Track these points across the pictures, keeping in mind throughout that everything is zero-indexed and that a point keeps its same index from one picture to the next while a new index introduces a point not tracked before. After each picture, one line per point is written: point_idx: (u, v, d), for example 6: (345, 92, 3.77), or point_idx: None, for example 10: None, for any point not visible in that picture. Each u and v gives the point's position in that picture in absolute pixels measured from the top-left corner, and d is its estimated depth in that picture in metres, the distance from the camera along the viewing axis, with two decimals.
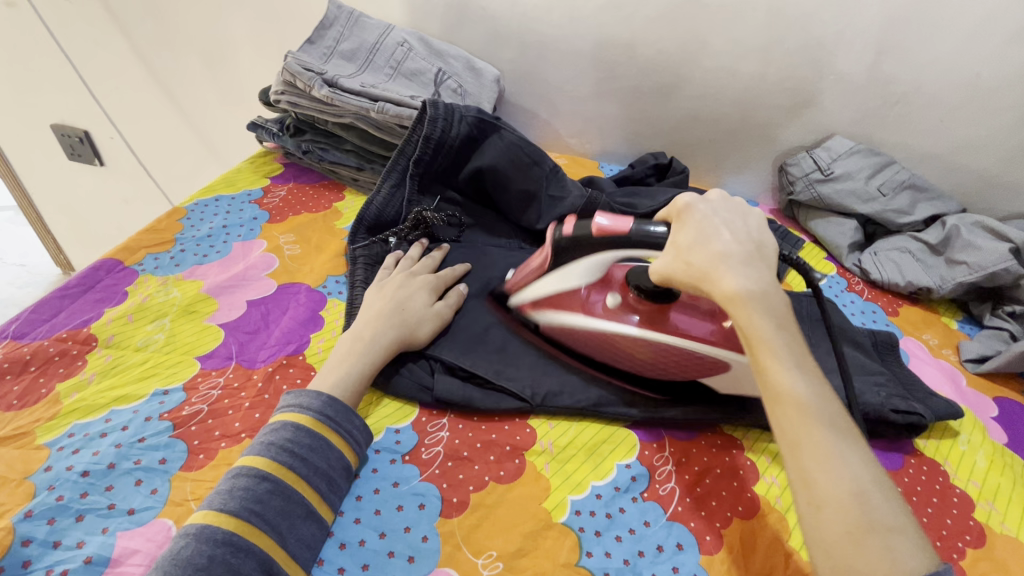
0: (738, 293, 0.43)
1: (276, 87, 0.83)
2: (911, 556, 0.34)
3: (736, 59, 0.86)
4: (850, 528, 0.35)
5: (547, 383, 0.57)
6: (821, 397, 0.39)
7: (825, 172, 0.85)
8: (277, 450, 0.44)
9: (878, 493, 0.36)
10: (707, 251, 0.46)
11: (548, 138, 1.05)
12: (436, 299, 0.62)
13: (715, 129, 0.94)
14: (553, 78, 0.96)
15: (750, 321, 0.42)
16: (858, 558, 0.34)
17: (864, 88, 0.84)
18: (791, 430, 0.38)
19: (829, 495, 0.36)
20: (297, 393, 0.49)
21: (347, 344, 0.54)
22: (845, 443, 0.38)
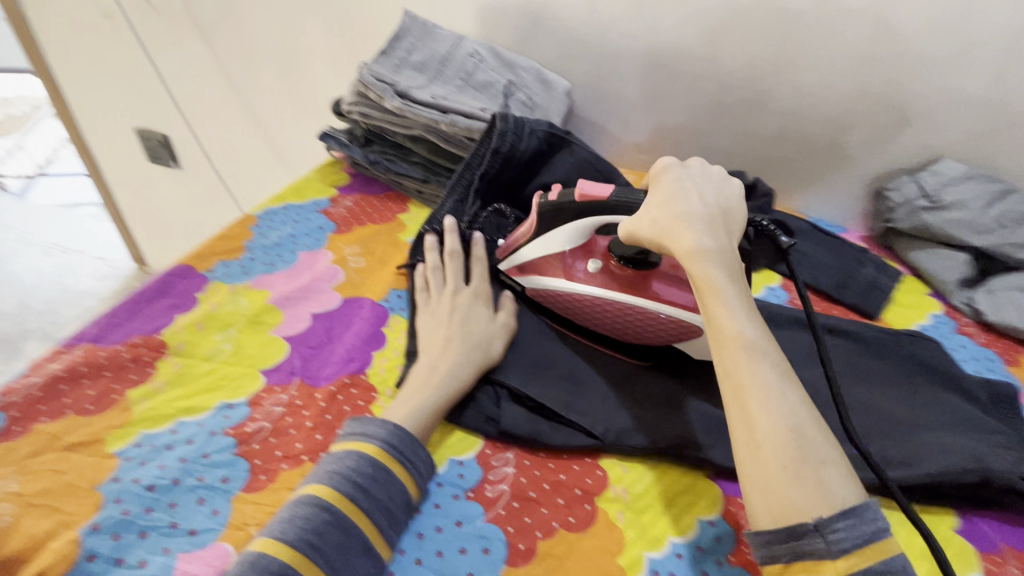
0: (699, 248, 0.47)
1: (348, 98, 0.84)
2: (837, 486, 0.37)
3: (833, 74, 0.79)
4: (786, 461, 0.37)
5: (619, 420, 0.52)
6: (762, 340, 0.43)
7: (933, 199, 0.77)
8: (338, 480, 0.42)
9: (827, 432, 0.40)
10: (678, 211, 0.51)
11: (616, 153, 1.00)
12: (495, 311, 0.60)
13: (802, 148, 0.87)
14: (626, 91, 0.92)
15: (706, 275, 0.46)
16: (792, 491, 0.37)
17: (982, 107, 0.75)
18: (736, 371, 0.42)
19: (769, 431, 0.39)
20: (361, 421, 0.47)
21: (423, 375, 0.51)
22: (783, 384, 0.41)
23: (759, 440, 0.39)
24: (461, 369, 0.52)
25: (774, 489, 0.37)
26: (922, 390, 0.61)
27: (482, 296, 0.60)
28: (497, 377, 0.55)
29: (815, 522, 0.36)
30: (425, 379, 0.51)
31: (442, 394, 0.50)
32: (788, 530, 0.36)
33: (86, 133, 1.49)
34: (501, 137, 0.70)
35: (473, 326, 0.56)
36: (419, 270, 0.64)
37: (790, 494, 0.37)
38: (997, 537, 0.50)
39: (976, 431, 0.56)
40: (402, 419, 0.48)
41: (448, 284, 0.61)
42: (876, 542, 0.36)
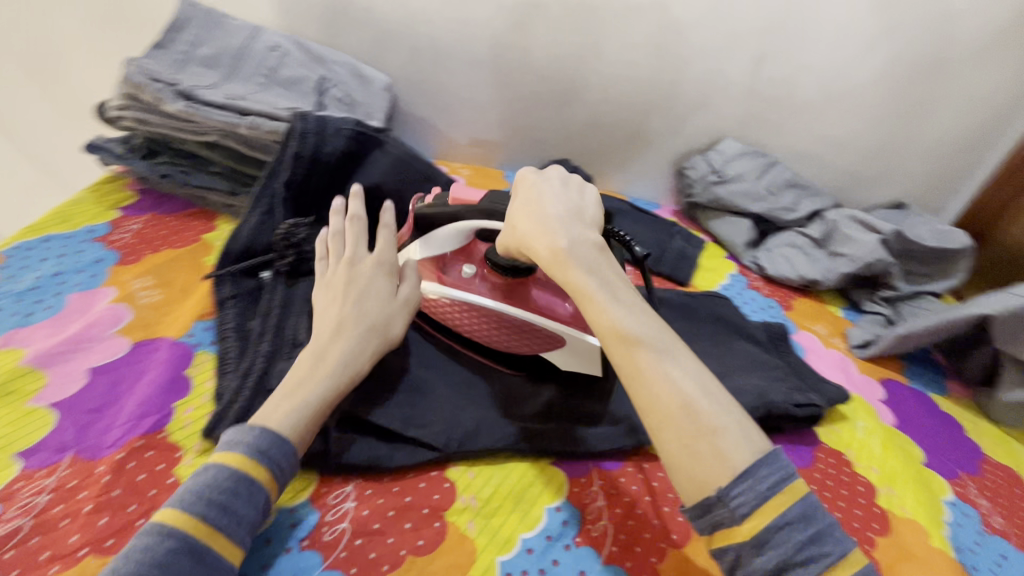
0: (549, 250, 0.47)
1: (117, 101, 0.71)
2: (733, 449, 0.37)
3: (631, 65, 0.86)
4: (683, 439, 0.38)
5: (460, 425, 0.51)
6: (639, 324, 0.43)
7: (720, 174, 0.89)
8: (196, 500, 0.37)
9: (721, 397, 0.40)
10: (532, 219, 0.50)
11: (448, 147, 0.99)
12: (396, 285, 0.57)
13: (615, 135, 0.94)
14: (450, 85, 0.91)
15: (569, 275, 0.47)
16: (698, 466, 0.37)
17: (747, 93, 0.88)
18: (626, 365, 0.42)
19: (664, 413, 0.39)
20: (237, 427, 0.42)
21: (308, 363, 0.47)
22: (670, 364, 0.41)
23: (659, 432, 0.39)
24: (353, 358, 0.49)
25: (681, 470, 0.38)
26: (724, 344, 0.70)
27: (387, 266, 0.57)
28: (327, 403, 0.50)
29: (718, 492, 0.36)
30: (315, 373, 0.46)
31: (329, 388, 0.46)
32: (701, 508, 0.37)
33: None
34: (302, 138, 0.64)
35: (363, 301, 0.53)
36: (320, 235, 0.59)
37: (696, 471, 0.37)
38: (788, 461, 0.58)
39: (760, 371, 0.66)
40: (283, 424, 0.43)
41: (349, 253, 0.56)
42: (781, 490, 0.36)
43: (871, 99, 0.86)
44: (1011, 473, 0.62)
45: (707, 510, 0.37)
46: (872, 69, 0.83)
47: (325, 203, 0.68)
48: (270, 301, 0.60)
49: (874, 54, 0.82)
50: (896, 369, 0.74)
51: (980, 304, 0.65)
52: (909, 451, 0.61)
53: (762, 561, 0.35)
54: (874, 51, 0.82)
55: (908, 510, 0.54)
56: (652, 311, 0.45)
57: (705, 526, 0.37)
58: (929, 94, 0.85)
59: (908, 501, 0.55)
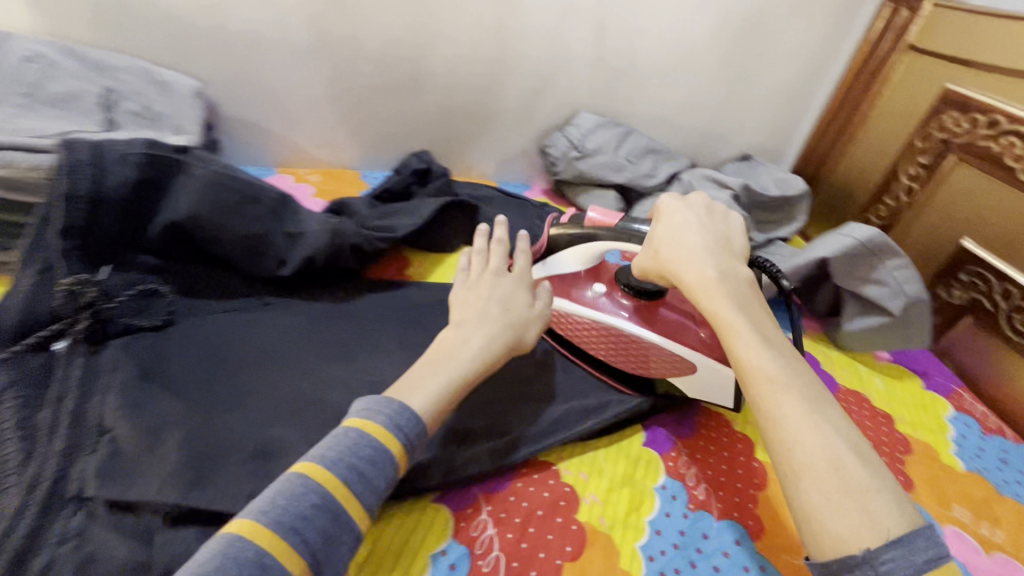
0: (704, 278, 0.48)
1: None
2: (890, 516, 0.33)
3: (473, 44, 0.81)
4: (828, 492, 0.34)
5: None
6: (787, 370, 0.41)
7: (580, 149, 0.88)
8: (337, 462, 0.38)
9: (877, 460, 0.36)
10: (689, 245, 0.52)
11: (291, 151, 0.89)
12: (533, 298, 0.59)
13: (471, 119, 0.90)
14: (276, 82, 0.80)
15: (716, 307, 0.46)
16: (839, 520, 0.33)
17: (595, 64, 0.86)
18: (765, 409, 0.40)
19: (805, 463, 0.36)
20: (371, 400, 0.43)
21: (450, 346, 0.50)
22: (818, 415, 0.38)
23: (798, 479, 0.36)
24: (495, 344, 0.51)
25: (816, 523, 0.34)
26: None
27: (521, 277, 0.60)
28: (144, 500, 0.42)
29: (863, 553, 0.32)
30: (457, 354, 0.49)
31: (467, 369, 0.48)
32: (839, 564, 0.32)
33: None
34: (71, 175, 0.52)
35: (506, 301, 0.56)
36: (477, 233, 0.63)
37: (838, 525, 0.33)
38: (673, 436, 0.57)
39: None
40: (417, 407, 0.44)
41: (494, 263, 0.60)
42: (937, 568, 0.31)
43: (709, 60, 0.89)
44: (862, 397, 0.67)
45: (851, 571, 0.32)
46: (705, 30, 0.85)
47: (125, 245, 0.57)
48: (65, 379, 0.49)
49: (704, 15, 0.84)
50: None
51: (820, 248, 0.70)
52: None
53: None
54: (704, 12, 0.83)
55: None
56: (800, 360, 0.42)
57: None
58: (756, 50, 0.89)
59: None
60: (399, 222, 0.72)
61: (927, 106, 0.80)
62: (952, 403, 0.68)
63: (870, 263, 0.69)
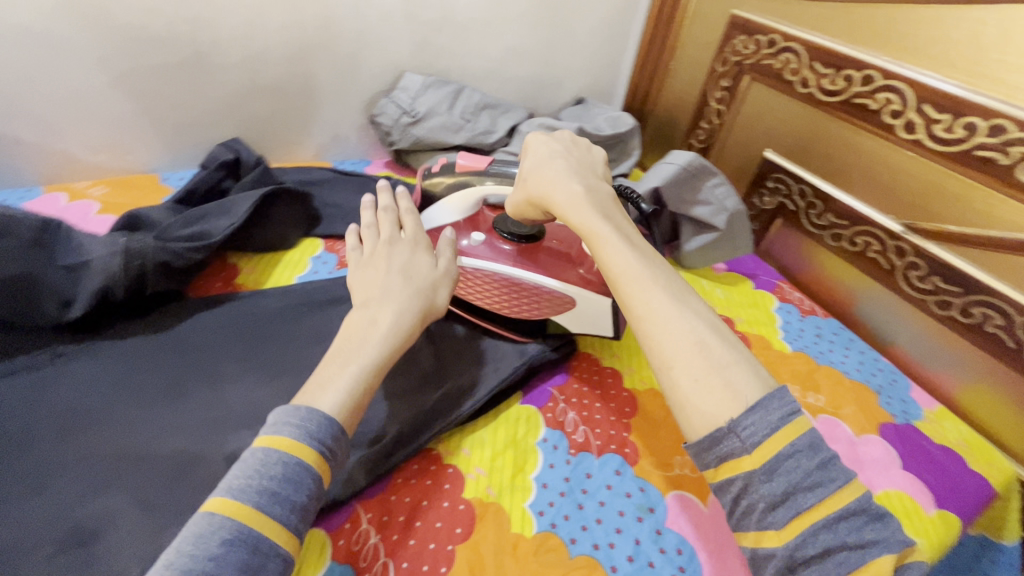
0: (573, 195, 0.48)
1: None
2: (749, 384, 0.36)
3: (262, 9, 0.72)
4: (695, 374, 0.36)
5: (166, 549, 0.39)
6: (652, 268, 0.42)
7: (412, 114, 0.83)
8: (250, 487, 0.35)
9: (735, 340, 0.38)
10: (552, 168, 0.52)
11: (64, 164, 0.73)
12: (436, 256, 0.53)
13: (283, 96, 0.80)
14: (12, 78, 0.65)
15: (583, 222, 0.47)
16: (711, 397, 0.35)
17: (407, 19, 0.81)
18: (635, 305, 0.41)
19: (674, 351, 0.37)
20: (283, 411, 0.39)
21: (359, 331, 0.45)
22: (682, 304, 0.40)
23: (666, 367, 0.38)
24: (408, 316, 0.46)
25: (690, 406, 0.36)
26: None
27: (418, 242, 0.53)
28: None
29: (729, 424, 0.35)
30: (368, 338, 0.44)
31: (380, 351, 0.44)
32: (710, 440, 0.35)
33: None
34: None
35: (416, 268, 0.50)
36: (364, 202, 0.57)
37: (706, 403, 0.35)
38: (547, 386, 0.58)
39: None
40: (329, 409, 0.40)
41: (387, 232, 0.53)
42: (789, 425, 0.34)
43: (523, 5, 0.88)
44: None
45: (717, 442, 0.35)
46: None
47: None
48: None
49: None
50: None
51: (651, 179, 0.74)
52: None
53: (771, 487, 0.33)
54: None
55: (646, 381, 0.60)
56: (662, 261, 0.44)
57: (708, 460, 0.35)
58: None
59: (644, 373, 0.61)
60: (215, 224, 0.62)
61: (721, 30, 0.86)
62: (776, 296, 0.78)
63: (694, 183, 0.75)
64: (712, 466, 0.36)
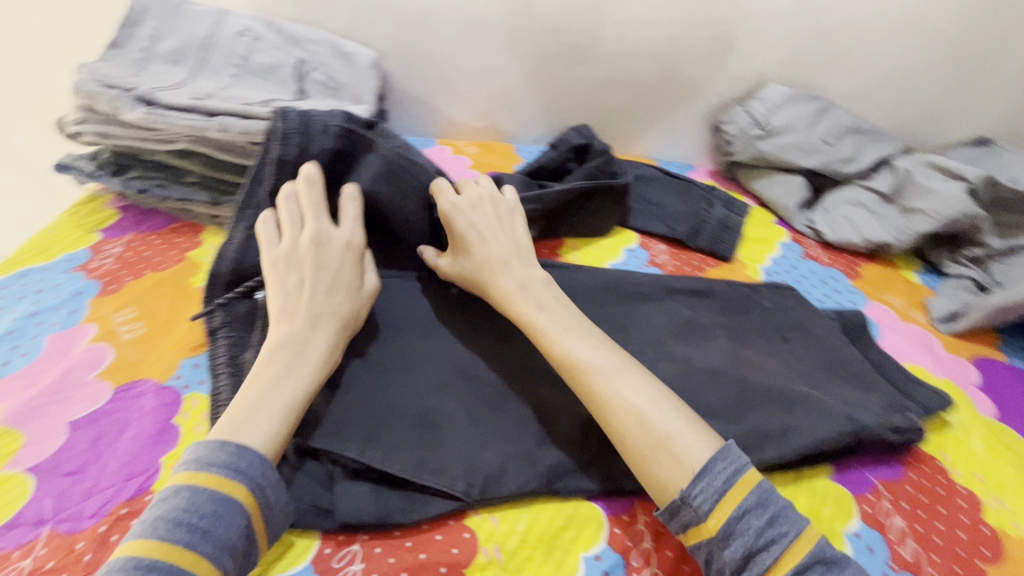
0: (506, 291, 0.52)
1: (72, 116, 0.62)
2: (691, 452, 0.41)
3: (652, 9, 0.75)
4: (643, 451, 0.42)
5: (481, 467, 0.44)
6: (595, 350, 0.47)
7: (764, 127, 0.77)
8: (167, 527, 0.34)
9: (671, 408, 0.43)
10: (490, 254, 0.54)
11: (452, 124, 0.88)
12: (364, 271, 0.52)
13: (636, 92, 0.83)
14: (443, 51, 0.80)
15: (522, 311, 0.50)
16: (659, 467, 0.41)
17: (794, 26, 0.76)
18: (590, 392, 0.45)
19: (620, 425, 0.43)
20: (195, 449, 0.38)
21: (290, 356, 0.44)
22: (646, 384, 0.45)
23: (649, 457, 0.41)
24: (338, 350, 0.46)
25: (649, 475, 0.41)
26: (789, 328, 0.60)
27: (355, 245, 0.52)
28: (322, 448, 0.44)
29: (682, 496, 0.39)
30: (299, 369, 0.43)
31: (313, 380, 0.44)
32: (670, 510, 0.40)
33: None
34: (283, 142, 0.55)
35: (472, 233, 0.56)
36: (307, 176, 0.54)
37: (660, 476, 0.41)
38: (870, 474, 0.49)
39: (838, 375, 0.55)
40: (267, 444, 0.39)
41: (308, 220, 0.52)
42: (735, 485, 0.39)
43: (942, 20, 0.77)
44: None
45: (676, 512, 0.40)
46: None
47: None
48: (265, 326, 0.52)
49: None
50: (987, 344, 0.64)
51: None
52: (1016, 450, 0.53)
53: (730, 552, 0.37)
54: None
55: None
56: (615, 347, 0.48)
57: (677, 528, 0.40)
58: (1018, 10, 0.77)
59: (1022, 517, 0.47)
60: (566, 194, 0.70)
61: None
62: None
63: None
64: (679, 533, 0.40)
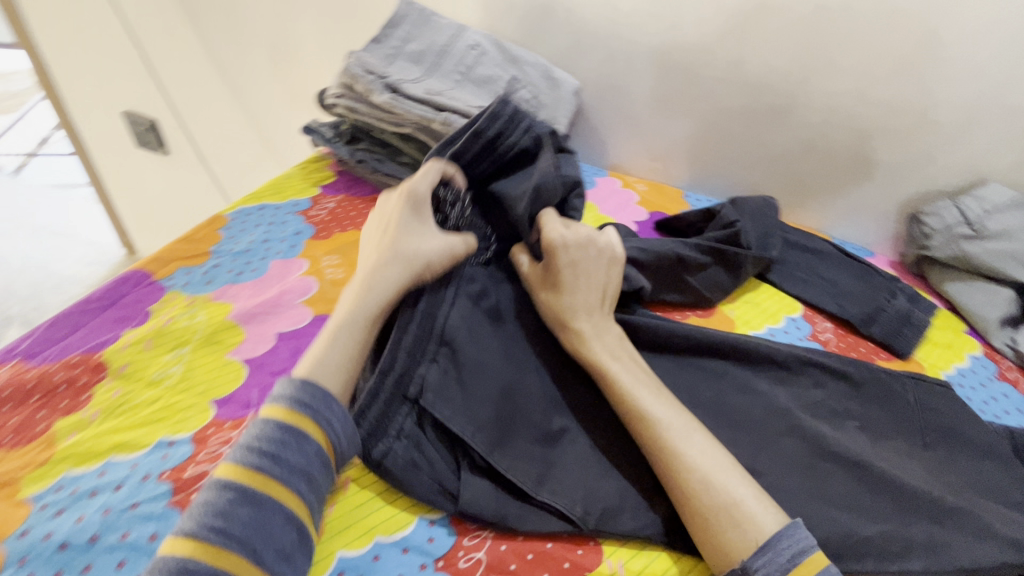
0: (588, 327, 0.51)
1: (333, 90, 0.75)
2: (757, 522, 0.40)
3: (872, 82, 0.72)
4: (706, 514, 0.41)
5: (601, 496, 0.45)
6: (665, 410, 0.46)
7: (975, 228, 0.70)
8: (243, 452, 0.38)
9: (735, 472, 0.43)
10: (579, 284, 0.53)
11: (628, 159, 0.91)
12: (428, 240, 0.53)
13: (827, 163, 0.80)
14: (640, 91, 0.84)
15: (595, 354, 0.49)
16: (721, 531, 0.40)
17: None
18: (654, 447, 0.44)
19: (687, 487, 0.42)
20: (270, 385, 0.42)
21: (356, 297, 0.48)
22: (708, 444, 0.44)
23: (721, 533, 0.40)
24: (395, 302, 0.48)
25: (706, 536, 0.41)
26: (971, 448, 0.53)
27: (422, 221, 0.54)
28: (449, 425, 0.45)
29: (742, 565, 0.39)
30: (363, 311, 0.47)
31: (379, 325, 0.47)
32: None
33: (74, 116, 1.40)
34: (491, 117, 0.58)
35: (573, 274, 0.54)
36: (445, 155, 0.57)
37: (724, 541, 0.40)
38: None
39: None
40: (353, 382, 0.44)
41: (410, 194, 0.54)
42: (797, 567, 0.38)
43: None
44: None
45: None
46: None
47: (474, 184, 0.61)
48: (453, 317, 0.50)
49: None
50: None
51: None
52: None
53: None
54: None
55: None
56: (682, 407, 0.47)
57: None
58: None
59: None
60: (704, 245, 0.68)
61: None
62: None
63: None
64: None
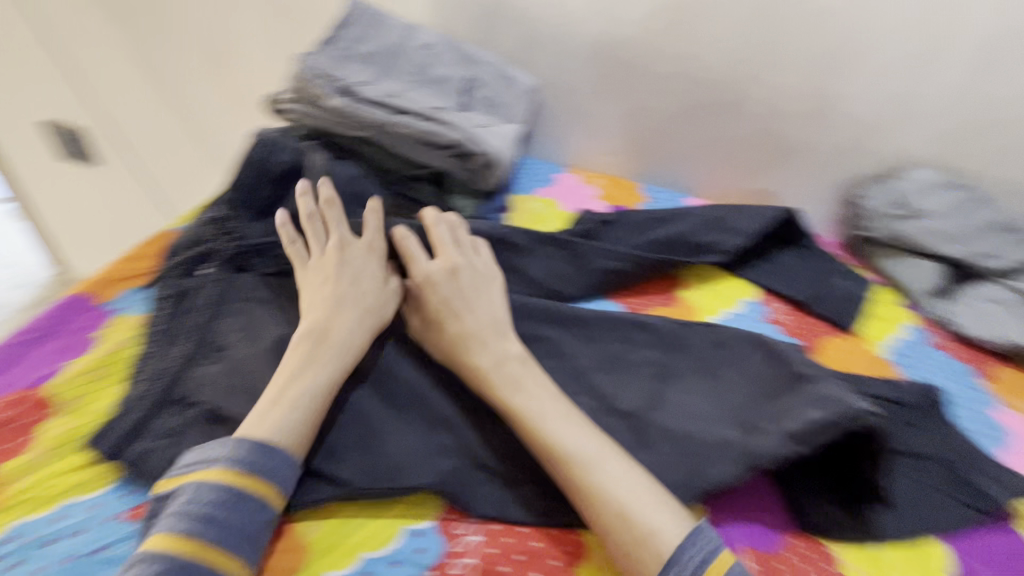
0: (485, 350, 0.51)
1: (285, 95, 0.72)
2: (662, 517, 0.41)
3: (811, 73, 0.76)
4: (609, 512, 0.42)
5: (375, 454, 0.46)
6: (549, 409, 0.47)
7: (906, 208, 0.76)
8: (177, 518, 0.38)
9: (620, 461, 0.44)
10: (475, 314, 0.53)
11: (584, 155, 0.93)
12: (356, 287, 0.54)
13: (771, 152, 0.85)
14: (593, 87, 0.86)
15: (485, 369, 0.49)
16: (624, 531, 0.41)
17: (956, 108, 0.75)
18: (546, 452, 0.45)
19: (595, 488, 0.43)
20: (200, 446, 0.43)
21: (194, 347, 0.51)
22: (597, 438, 0.46)
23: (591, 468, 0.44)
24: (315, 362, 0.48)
25: (618, 540, 0.41)
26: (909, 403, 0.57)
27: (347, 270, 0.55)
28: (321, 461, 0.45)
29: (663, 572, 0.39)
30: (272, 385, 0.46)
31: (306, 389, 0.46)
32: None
33: None
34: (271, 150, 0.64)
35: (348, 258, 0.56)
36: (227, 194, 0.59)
37: (635, 537, 0.41)
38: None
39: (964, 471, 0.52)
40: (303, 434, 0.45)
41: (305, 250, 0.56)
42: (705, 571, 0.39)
43: None
44: None
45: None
46: None
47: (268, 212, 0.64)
48: (200, 301, 0.54)
49: None
50: None
51: None
52: None
53: None
54: None
55: None
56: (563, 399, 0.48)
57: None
58: None
59: None
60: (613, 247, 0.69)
61: None
62: None
63: None
64: None
